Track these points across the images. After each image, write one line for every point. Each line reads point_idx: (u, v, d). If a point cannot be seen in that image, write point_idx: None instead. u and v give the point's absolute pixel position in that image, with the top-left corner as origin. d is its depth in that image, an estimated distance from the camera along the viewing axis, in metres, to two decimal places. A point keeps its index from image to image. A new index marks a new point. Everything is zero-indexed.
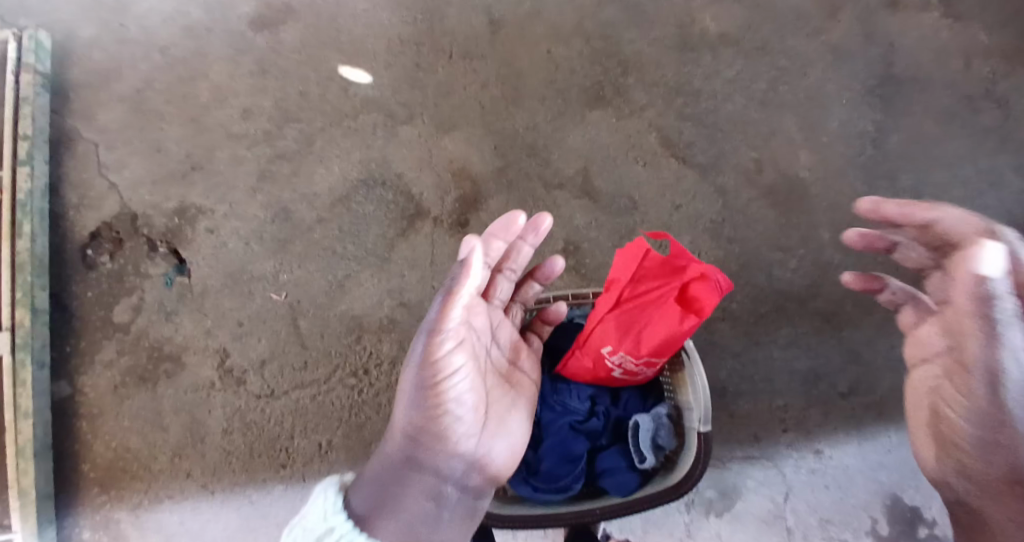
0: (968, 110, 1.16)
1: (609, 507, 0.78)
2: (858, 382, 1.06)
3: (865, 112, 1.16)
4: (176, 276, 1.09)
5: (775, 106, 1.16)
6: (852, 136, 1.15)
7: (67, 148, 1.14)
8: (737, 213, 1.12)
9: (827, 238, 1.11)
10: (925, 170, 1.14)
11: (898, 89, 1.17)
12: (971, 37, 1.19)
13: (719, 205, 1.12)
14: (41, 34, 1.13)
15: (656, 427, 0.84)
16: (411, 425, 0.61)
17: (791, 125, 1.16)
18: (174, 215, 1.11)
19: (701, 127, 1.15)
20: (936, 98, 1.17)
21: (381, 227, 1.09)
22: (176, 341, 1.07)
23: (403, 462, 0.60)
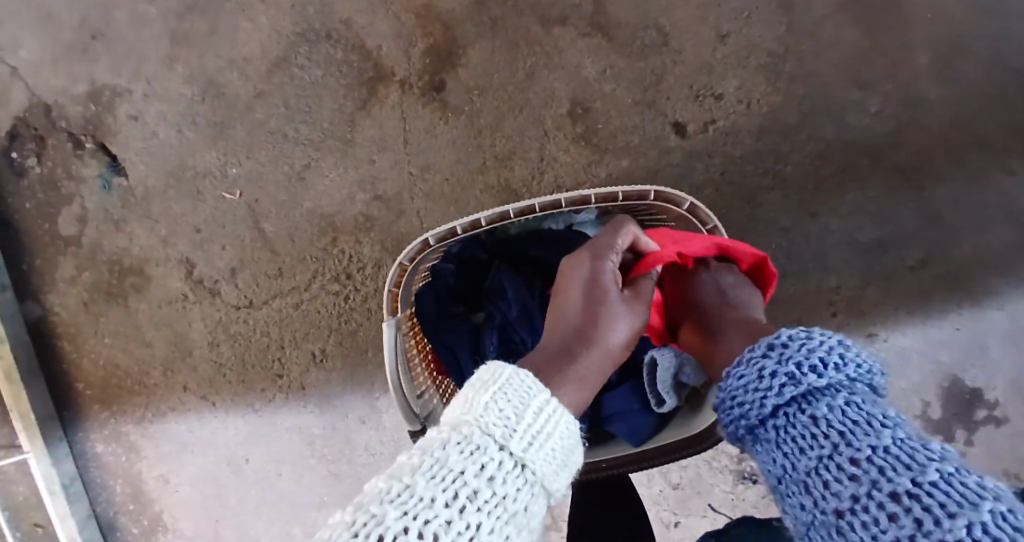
0: None
1: (617, 462, 0.70)
2: (934, 251, 0.87)
3: None
4: (112, 178, 0.93)
5: None
6: None
7: None
8: (805, 39, 0.84)
9: (924, 65, 0.84)
10: None
11: None
12: None
13: (781, 29, 0.84)
14: None
15: (680, 362, 0.69)
16: (605, 304, 0.57)
17: None
18: (89, 101, 0.92)
19: None
20: None
21: (335, 98, 0.88)
22: (134, 252, 0.95)
23: (588, 332, 0.55)
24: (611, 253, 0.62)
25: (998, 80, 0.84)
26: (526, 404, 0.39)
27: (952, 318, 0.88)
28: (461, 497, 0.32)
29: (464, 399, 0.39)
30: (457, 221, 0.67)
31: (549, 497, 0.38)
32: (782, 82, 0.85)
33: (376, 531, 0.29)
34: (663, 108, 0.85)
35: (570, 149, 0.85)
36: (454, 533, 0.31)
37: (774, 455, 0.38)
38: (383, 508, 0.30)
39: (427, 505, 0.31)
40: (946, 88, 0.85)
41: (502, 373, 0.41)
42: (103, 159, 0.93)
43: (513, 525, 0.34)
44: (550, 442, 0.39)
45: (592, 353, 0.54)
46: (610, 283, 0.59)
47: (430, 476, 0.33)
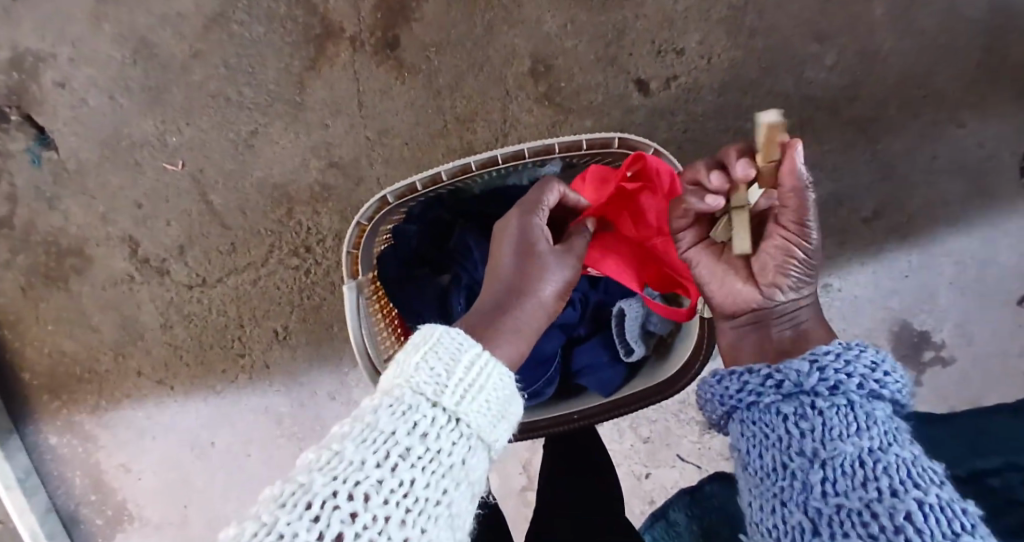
0: None
1: (588, 413, 0.70)
2: (886, 201, 0.90)
3: None
4: (42, 153, 0.85)
5: None
6: None
7: None
8: None
9: (879, 15, 0.85)
10: None
11: None
12: None
13: None
14: None
15: (647, 313, 0.73)
16: (536, 259, 0.56)
17: None
18: (7, 67, 0.83)
19: None
20: None
21: (282, 59, 0.82)
22: (71, 233, 0.88)
23: (520, 287, 0.53)
24: (541, 208, 0.59)
25: (950, 29, 0.86)
26: (457, 361, 0.39)
27: (901, 265, 0.92)
28: (393, 456, 0.32)
29: (395, 366, 0.38)
30: (415, 176, 0.65)
31: (489, 448, 0.38)
32: (743, 35, 0.84)
33: (303, 499, 0.29)
34: (627, 64, 0.83)
35: (533, 110, 0.83)
36: (387, 491, 0.30)
37: (863, 421, 0.34)
38: (310, 477, 0.30)
39: (356, 467, 0.30)
40: (898, 39, 0.86)
41: (433, 334, 0.40)
42: (30, 132, 0.85)
43: (450, 478, 0.33)
44: (483, 393, 0.38)
45: (528, 306, 0.52)
46: (540, 239, 0.57)
47: (360, 440, 0.32)
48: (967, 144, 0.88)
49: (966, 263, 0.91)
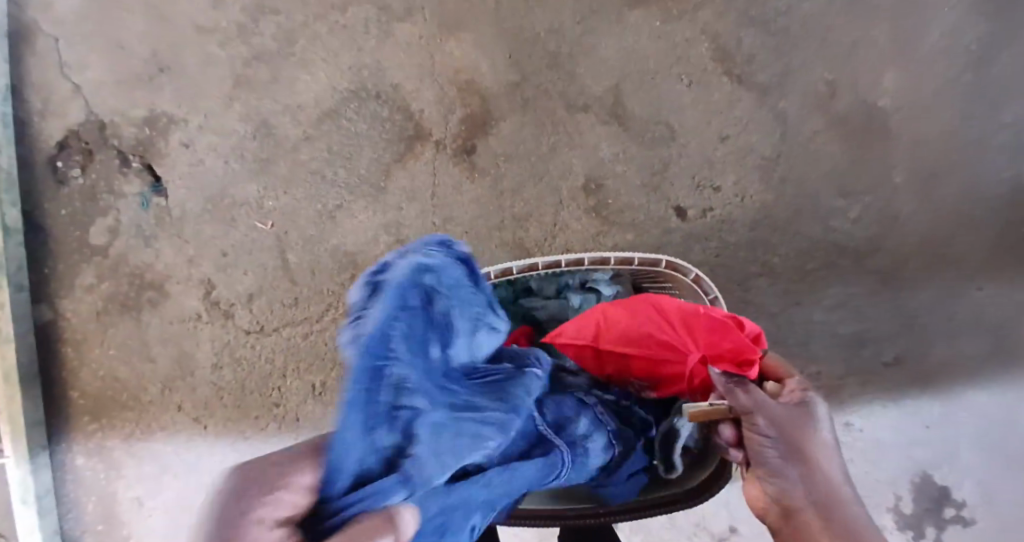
0: None
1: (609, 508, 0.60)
2: (906, 350, 0.95)
3: (973, 25, 0.96)
4: (152, 197, 0.98)
5: (862, 11, 0.96)
6: (954, 55, 0.97)
7: (24, 43, 0.97)
8: (797, 148, 0.96)
9: (900, 182, 0.96)
10: None
11: None
12: None
13: (776, 137, 0.96)
14: None
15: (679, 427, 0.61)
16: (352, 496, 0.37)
17: (879, 36, 0.97)
18: (145, 126, 0.98)
19: (767, 35, 0.96)
20: None
21: (374, 149, 0.97)
22: (157, 268, 0.99)
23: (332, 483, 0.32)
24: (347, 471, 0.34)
25: (964, 203, 0.96)
26: None
27: (924, 414, 0.94)
28: None
29: None
30: (489, 267, 0.77)
31: None
32: (775, 183, 0.96)
33: None
34: (668, 193, 0.95)
35: (583, 219, 0.94)
36: None
37: None
38: None
39: None
40: (918, 207, 0.96)
41: None
42: (147, 180, 0.98)
43: None
44: None
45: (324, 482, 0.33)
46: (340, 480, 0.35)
47: None
48: (984, 306, 0.95)
49: (986, 421, 0.94)
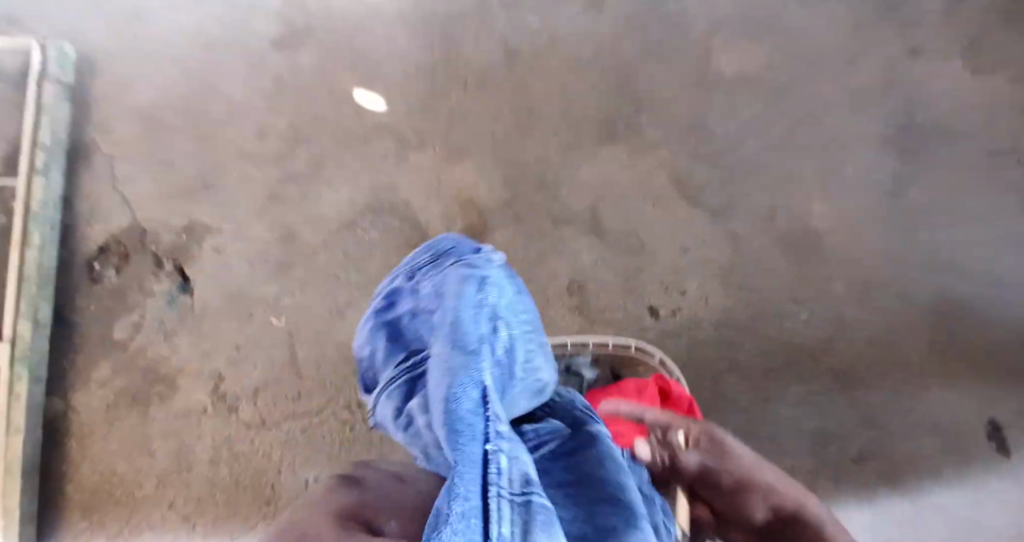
0: (990, 167, 1.16)
1: None
2: (866, 446, 1.04)
3: (883, 163, 1.17)
4: (179, 295, 1.09)
5: (790, 152, 1.18)
6: (870, 186, 1.16)
7: (82, 161, 1.16)
8: (750, 259, 1.12)
9: (840, 290, 1.11)
10: (947, 223, 1.14)
11: (919, 139, 1.17)
12: (996, 90, 1.19)
13: (730, 250, 1.12)
14: (66, 47, 1.16)
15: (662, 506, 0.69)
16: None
17: (807, 170, 1.17)
18: (182, 233, 1.12)
19: (715, 168, 1.16)
20: (958, 152, 1.17)
21: (384, 255, 1.10)
22: (173, 363, 1.06)
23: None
24: None
25: (899, 307, 1.10)
26: None
27: (894, 510, 1.02)
28: None
29: None
30: None
31: None
32: (734, 288, 1.10)
33: None
34: (642, 294, 1.09)
35: (565, 316, 1.07)
36: None
37: None
38: None
39: None
40: (860, 311, 1.10)
41: None
42: (176, 279, 1.10)
43: None
44: None
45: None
46: None
47: None
48: (930, 401, 1.06)
49: (949, 516, 1.02)
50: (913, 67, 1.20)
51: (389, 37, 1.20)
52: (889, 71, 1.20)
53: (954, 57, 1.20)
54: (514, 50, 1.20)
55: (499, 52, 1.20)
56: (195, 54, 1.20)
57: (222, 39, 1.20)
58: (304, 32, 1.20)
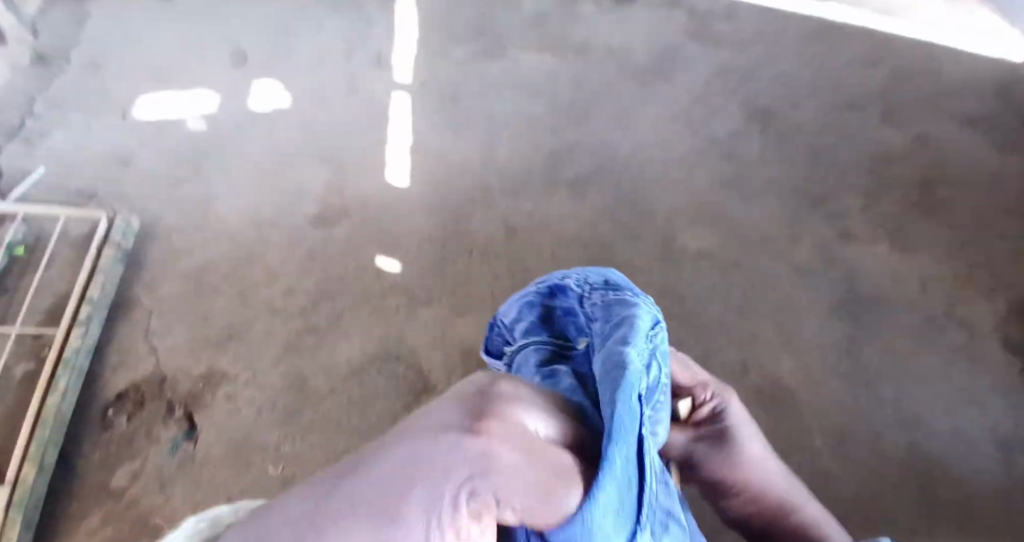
0: (932, 331, 1.38)
1: None
2: None
3: (837, 325, 1.38)
4: (182, 442, 1.18)
5: (752, 315, 1.38)
6: (829, 345, 1.36)
7: (123, 314, 1.30)
8: None
9: (820, 442, 1.24)
10: (903, 379, 1.32)
11: (866, 309, 1.40)
12: (921, 267, 1.48)
13: None
14: (133, 220, 1.33)
15: None
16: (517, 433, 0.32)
17: (769, 330, 1.37)
18: (200, 380, 1.24)
19: (691, 327, 1.36)
20: (901, 319, 1.40)
21: (387, 403, 1.21)
22: (165, 511, 1.11)
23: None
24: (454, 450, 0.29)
25: (851, 455, 1.23)
26: None
27: None
28: None
29: None
30: None
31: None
32: None
33: None
34: None
35: None
36: None
37: None
38: None
39: None
40: (838, 459, 1.22)
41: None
42: (183, 426, 1.19)
43: None
44: None
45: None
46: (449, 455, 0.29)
47: None
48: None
49: None
50: (845, 250, 1.49)
51: (409, 214, 1.42)
52: (826, 250, 1.49)
53: (881, 241, 1.51)
54: (513, 226, 1.43)
55: (500, 228, 1.43)
56: (244, 225, 1.39)
57: (270, 212, 1.41)
58: (339, 209, 1.42)
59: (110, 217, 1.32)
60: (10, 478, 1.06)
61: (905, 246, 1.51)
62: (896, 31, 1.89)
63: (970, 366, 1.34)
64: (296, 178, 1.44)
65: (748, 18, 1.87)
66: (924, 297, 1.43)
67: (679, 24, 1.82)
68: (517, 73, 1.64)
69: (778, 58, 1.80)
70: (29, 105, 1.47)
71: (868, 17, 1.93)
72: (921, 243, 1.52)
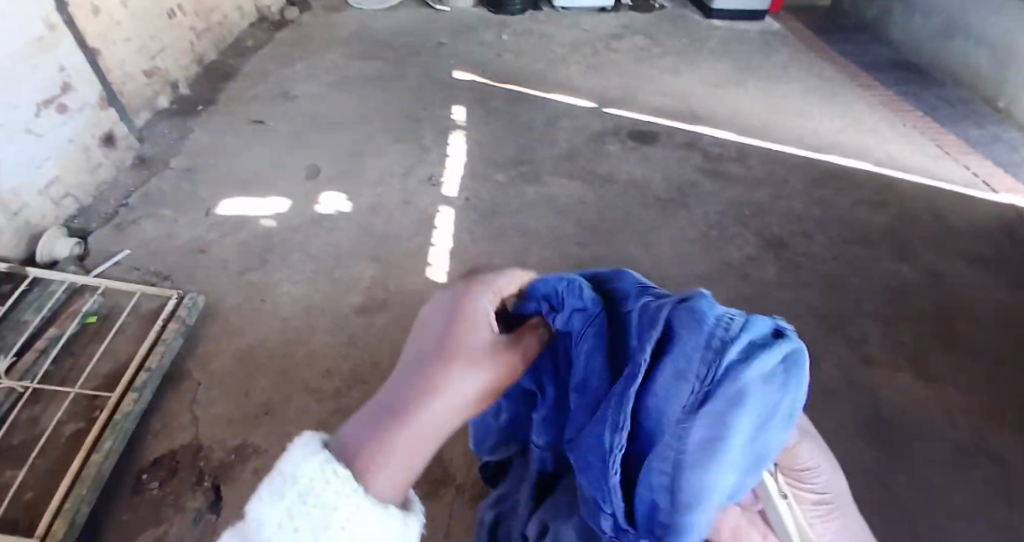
0: (966, 462, 1.38)
1: None
2: None
3: (867, 449, 1.38)
4: (206, 513, 1.17)
5: None
6: (859, 465, 1.35)
7: (173, 384, 1.36)
8: None
9: None
10: (934, 506, 1.30)
11: (893, 433, 1.42)
12: (946, 396, 1.50)
13: None
14: (200, 299, 1.45)
15: None
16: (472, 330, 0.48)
17: None
18: (233, 452, 1.26)
19: None
20: (928, 444, 1.40)
21: None
22: None
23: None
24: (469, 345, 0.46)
25: None
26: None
27: None
28: None
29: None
30: None
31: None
32: None
33: None
34: None
35: None
36: None
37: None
38: None
39: None
40: None
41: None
42: (209, 497, 1.19)
43: None
44: None
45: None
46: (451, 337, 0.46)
47: None
48: None
49: None
50: (869, 373, 1.53)
51: None
52: (849, 372, 1.53)
53: (905, 369, 1.55)
54: None
55: None
56: (295, 312, 1.51)
57: (320, 302, 1.53)
58: (381, 302, 1.54)
59: (181, 296, 1.44)
60: (38, 533, 1.05)
61: (929, 374, 1.54)
62: (901, 180, 2.06)
63: (1002, 499, 1.32)
64: (347, 275, 1.59)
65: (761, 163, 2.09)
66: (950, 425, 1.45)
67: (698, 165, 2.04)
68: (551, 196, 1.84)
69: (790, 198, 1.98)
70: (123, 199, 1.71)
71: (877, 167, 2.11)
72: (943, 373, 1.55)
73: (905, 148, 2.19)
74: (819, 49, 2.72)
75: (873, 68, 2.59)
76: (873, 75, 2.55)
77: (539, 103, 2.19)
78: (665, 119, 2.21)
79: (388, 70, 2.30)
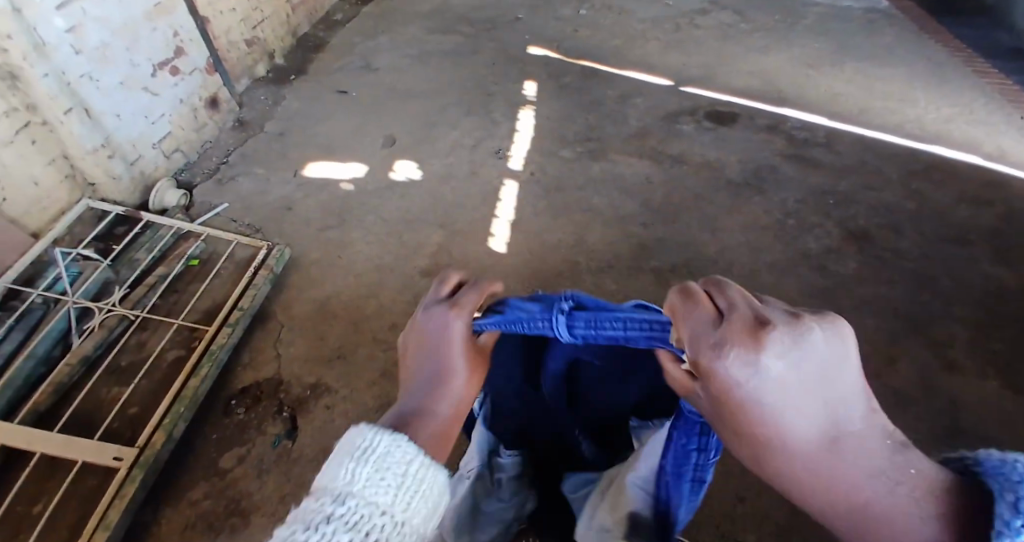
0: None
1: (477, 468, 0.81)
2: None
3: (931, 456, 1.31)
4: (283, 439, 1.31)
5: None
6: None
7: (260, 324, 1.51)
8: (788, 504, 1.21)
9: None
10: None
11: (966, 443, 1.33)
12: None
13: (772, 494, 1.22)
14: (286, 251, 1.59)
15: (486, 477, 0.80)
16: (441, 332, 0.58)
17: None
18: (307, 389, 1.39)
19: None
20: None
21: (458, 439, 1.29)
22: (253, 498, 1.23)
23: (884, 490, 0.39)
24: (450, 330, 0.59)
25: None
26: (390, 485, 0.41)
27: None
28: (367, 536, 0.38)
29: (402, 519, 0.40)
30: None
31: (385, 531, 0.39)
32: None
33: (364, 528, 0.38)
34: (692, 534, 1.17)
35: None
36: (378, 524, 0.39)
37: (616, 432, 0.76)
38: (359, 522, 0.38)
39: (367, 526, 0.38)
40: None
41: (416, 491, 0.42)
42: (286, 426, 1.33)
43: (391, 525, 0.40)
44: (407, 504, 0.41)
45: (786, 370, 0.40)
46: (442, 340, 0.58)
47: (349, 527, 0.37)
48: None
49: None
50: (944, 378, 1.44)
51: (504, 278, 1.58)
52: (922, 374, 1.45)
53: (990, 377, 1.44)
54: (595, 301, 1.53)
55: None
56: (368, 268, 1.62)
57: (390, 262, 1.63)
58: (446, 266, 1.62)
59: (270, 247, 1.59)
60: (142, 441, 1.22)
61: (1016, 385, 1.43)
62: (1010, 176, 1.89)
63: None
64: (417, 238, 1.68)
65: (847, 150, 1.97)
66: None
67: (778, 149, 1.96)
68: (618, 174, 1.84)
69: (879, 188, 1.86)
70: (225, 156, 1.89)
71: (985, 161, 1.94)
72: None
73: (1020, 142, 1.99)
74: (930, 30, 2.51)
75: (990, 54, 2.36)
76: (991, 60, 2.33)
77: (613, 80, 2.18)
78: (746, 100, 2.13)
79: (466, 44, 2.36)
